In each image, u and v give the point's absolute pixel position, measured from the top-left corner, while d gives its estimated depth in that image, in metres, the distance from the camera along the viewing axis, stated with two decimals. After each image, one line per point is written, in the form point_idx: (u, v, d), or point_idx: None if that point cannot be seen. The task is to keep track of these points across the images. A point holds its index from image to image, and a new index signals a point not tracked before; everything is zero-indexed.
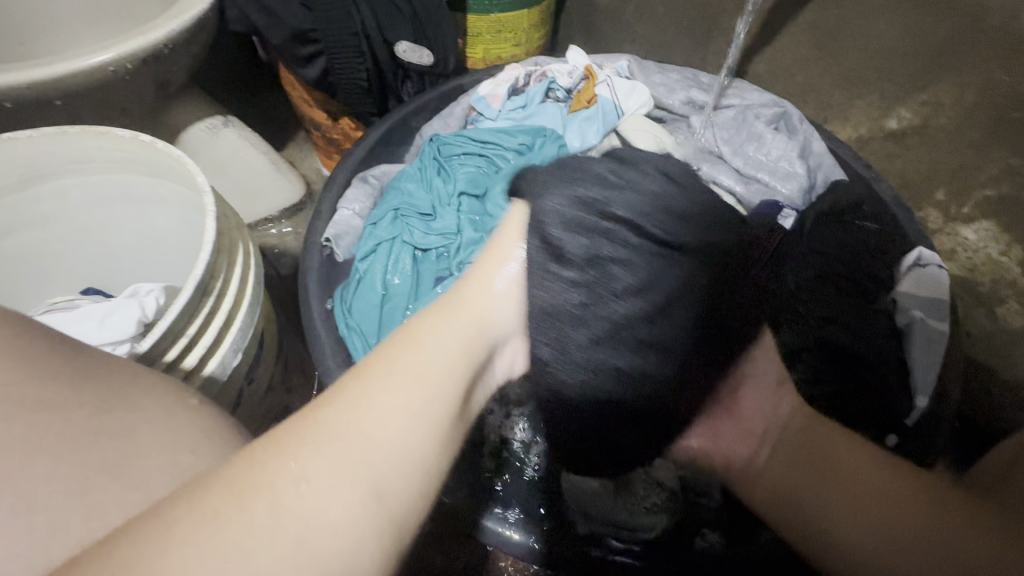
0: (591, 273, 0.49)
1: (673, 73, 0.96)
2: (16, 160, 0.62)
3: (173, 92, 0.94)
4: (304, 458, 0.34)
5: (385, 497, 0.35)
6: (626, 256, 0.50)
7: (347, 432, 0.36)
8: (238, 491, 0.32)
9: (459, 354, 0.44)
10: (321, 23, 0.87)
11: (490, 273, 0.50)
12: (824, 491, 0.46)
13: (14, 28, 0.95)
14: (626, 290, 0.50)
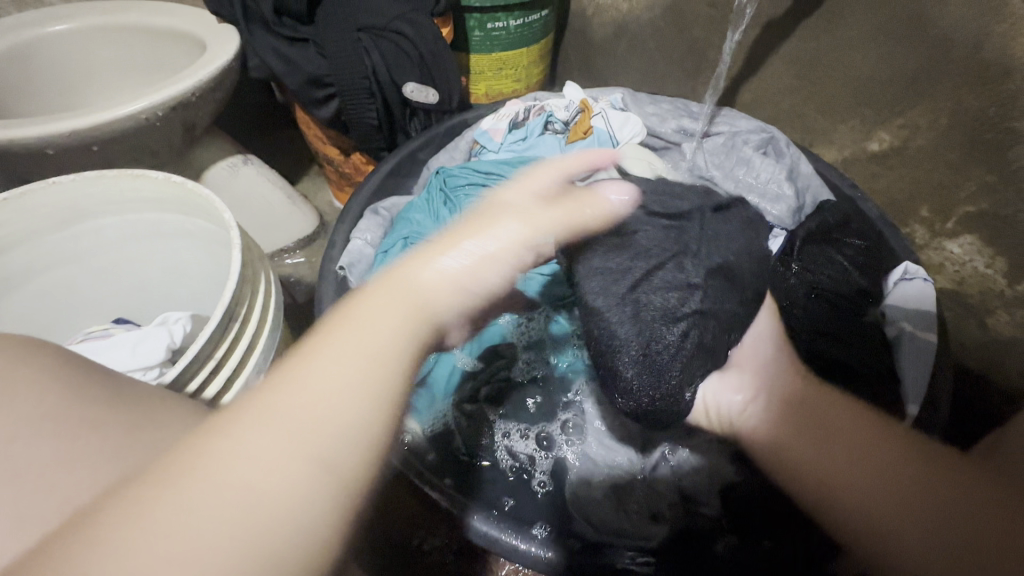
0: (627, 300, 0.62)
1: (665, 104, 1.02)
2: (60, 201, 0.68)
3: (198, 134, 1.01)
4: (239, 431, 0.29)
5: (337, 469, 0.29)
6: (649, 280, 0.64)
7: (280, 404, 0.30)
8: (168, 473, 0.27)
9: (413, 315, 0.38)
10: (335, 68, 0.94)
11: (452, 248, 0.44)
12: (831, 459, 0.49)
13: (56, 81, 1.04)
14: (657, 304, 0.62)
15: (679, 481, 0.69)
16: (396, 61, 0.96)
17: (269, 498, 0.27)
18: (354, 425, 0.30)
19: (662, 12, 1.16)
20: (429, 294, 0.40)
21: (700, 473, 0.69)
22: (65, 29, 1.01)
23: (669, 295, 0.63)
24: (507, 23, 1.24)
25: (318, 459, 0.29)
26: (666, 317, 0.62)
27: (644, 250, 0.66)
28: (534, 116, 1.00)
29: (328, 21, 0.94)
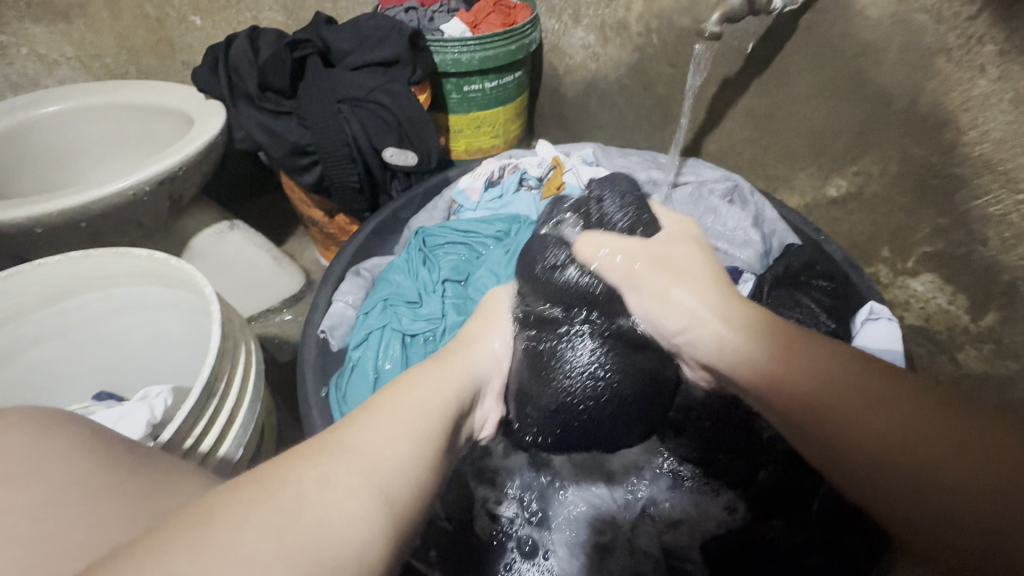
0: (535, 364, 0.64)
1: (633, 156, 1.07)
2: (45, 282, 0.70)
3: (185, 204, 1.04)
4: (324, 468, 0.37)
5: (394, 504, 0.38)
6: (553, 342, 0.65)
7: (352, 446, 0.40)
8: (269, 488, 0.35)
9: (441, 397, 0.50)
10: (317, 138, 0.99)
11: (461, 350, 0.60)
12: (861, 434, 0.45)
13: (48, 159, 1.08)
14: (561, 359, 0.64)
15: (660, 537, 0.70)
16: (376, 129, 1.01)
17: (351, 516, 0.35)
18: (406, 465, 0.41)
19: (627, 71, 1.23)
20: (447, 383, 0.53)
21: (680, 526, 0.70)
22: (59, 110, 1.06)
23: (581, 351, 0.65)
24: (483, 85, 1.30)
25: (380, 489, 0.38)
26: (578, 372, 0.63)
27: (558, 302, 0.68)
28: (508, 173, 1.04)
29: (310, 94, 1.00)
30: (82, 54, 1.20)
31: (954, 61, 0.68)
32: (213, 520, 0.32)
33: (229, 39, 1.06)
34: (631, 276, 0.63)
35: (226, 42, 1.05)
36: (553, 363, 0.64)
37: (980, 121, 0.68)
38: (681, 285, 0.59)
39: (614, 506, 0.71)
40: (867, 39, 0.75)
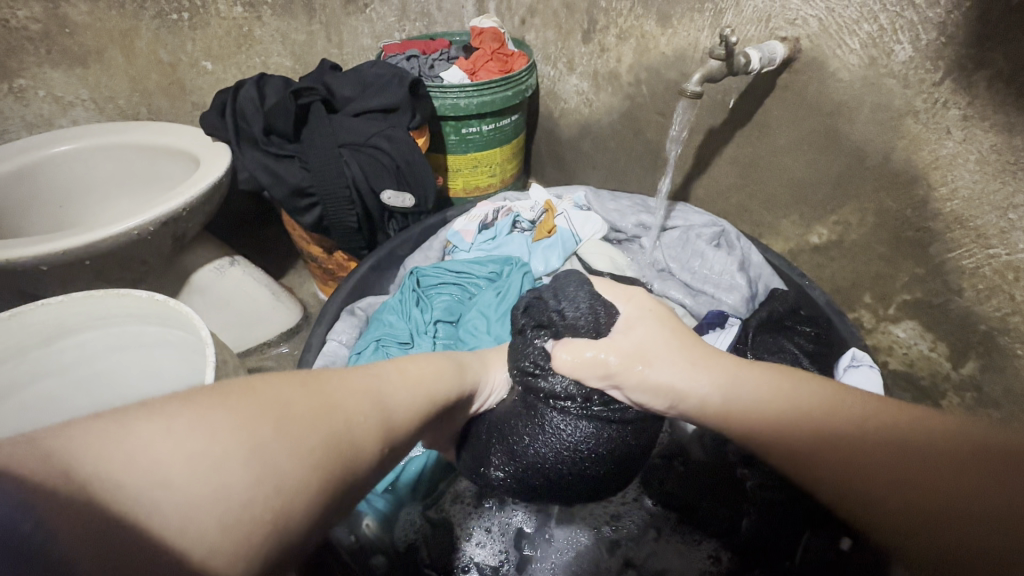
0: (503, 437, 0.66)
1: (624, 200, 1.09)
2: (48, 321, 0.72)
3: (188, 241, 1.07)
4: (356, 395, 0.43)
5: (390, 442, 0.44)
6: (526, 419, 0.65)
7: (379, 395, 0.45)
8: (321, 385, 0.41)
9: (455, 379, 0.56)
10: (318, 181, 1.02)
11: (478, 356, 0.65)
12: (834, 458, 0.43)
13: (57, 194, 1.12)
14: (531, 438, 0.64)
15: None
16: (375, 173, 1.04)
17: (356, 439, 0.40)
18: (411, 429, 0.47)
19: (619, 117, 1.28)
20: (458, 373, 0.58)
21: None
22: (70, 149, 1.10)
23: (551, 431, 0.64)
24: (481, 128, 1.35)
25: (383, 431, 0.43)
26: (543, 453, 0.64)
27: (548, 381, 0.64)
28: (502, 216, 1.07)
29: (313, 139, 1.04)
30: (96, 96, 1.25)
31: (922, 123, 0.72)
32: (252, 406, 0.36)
33: (237, 85, 1.11)
34: (605, 367, 0.59)
35: (233, 88, 1.10)
36: (535, 427, 0.64)
37: (951, 179, 0.71)
38: (649, 366, 0.56)
39: (599, 554, 0.71)
40: (840, 99, 0.79)
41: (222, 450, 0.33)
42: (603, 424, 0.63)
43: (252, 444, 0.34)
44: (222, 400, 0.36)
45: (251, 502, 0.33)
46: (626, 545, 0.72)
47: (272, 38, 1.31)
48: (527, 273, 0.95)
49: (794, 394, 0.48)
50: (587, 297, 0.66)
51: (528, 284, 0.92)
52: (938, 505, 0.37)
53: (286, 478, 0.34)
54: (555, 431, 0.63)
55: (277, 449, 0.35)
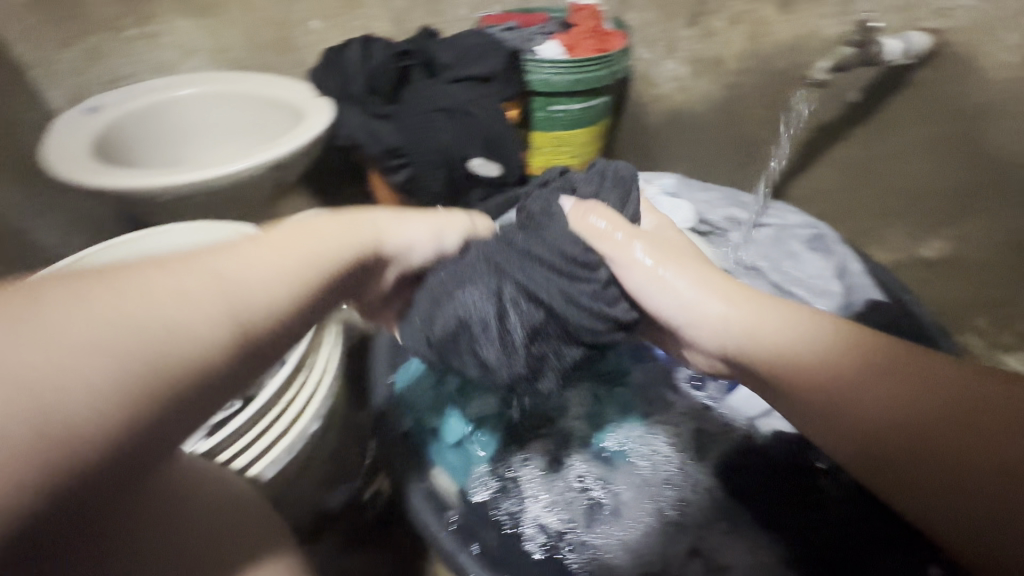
0: (448, 333, 0.56)
1: (715, 192, 1.06)
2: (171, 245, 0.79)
3: (284, 189, 1.13)
4: (186, 275, 0.36)
5: (244, 320, 0.36)
6: (472, 306, 0.54)
7: (232, 267, 0.38)
8: (134, 277, 0.34)
9: (331, 244, 0.46)
10: (412, 143, 1.06)
11: (412, 222, 0.56)
12: (870, 429, 0.48)
13: (174, 135, 1.20)
14: (484, 330, 0.54)
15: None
16: (467, 141, 1.06)
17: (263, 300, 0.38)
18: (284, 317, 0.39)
19: None
20: (325, 232, 0.47)
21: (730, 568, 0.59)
22: (190, 94, 1.18)
23: (510, 322, 0.54)
24: (569, 107, 1.33)
25: (242, 322, 0.36)
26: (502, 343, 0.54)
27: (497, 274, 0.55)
28: None
29: (411, 102, 1.07)
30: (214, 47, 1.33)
31: None
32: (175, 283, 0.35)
33: (343, 45, 1.15)
34: (625, 253, 0.59)
35: (340, 47, 1.15)
36: (500, 321, 0.54)
37: None
38: (674, 265, 0.59)
39: (661, 533, 0.62)
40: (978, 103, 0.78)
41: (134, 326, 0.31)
42: (553, 322, 0.56)
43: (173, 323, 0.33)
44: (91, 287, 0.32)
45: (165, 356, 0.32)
46: (694, 529, 0.62)
47: (377, 4, 1.34)
48: None
49: (818, 364, 0.51)
50: (617, 192, 0.66)
51: None
52: (974, 468, 0.44)
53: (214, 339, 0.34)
54: (512, 322, 0.54)
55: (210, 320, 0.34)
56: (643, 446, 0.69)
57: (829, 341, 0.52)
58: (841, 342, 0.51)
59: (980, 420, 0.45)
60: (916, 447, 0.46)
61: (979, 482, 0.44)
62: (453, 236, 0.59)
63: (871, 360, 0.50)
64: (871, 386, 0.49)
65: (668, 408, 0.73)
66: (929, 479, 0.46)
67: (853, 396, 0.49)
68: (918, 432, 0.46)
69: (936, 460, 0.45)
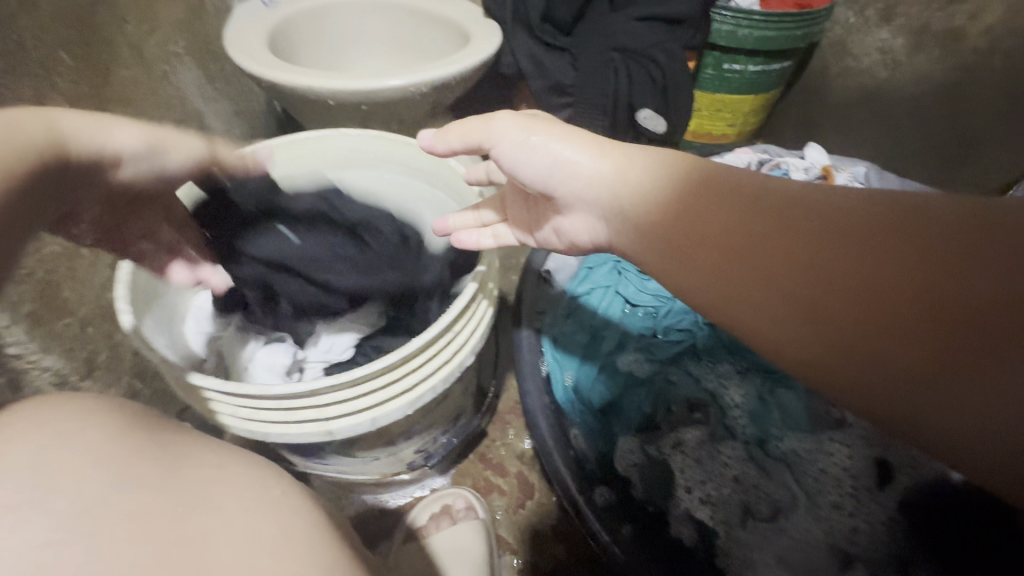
0: (269, 288, 0.61)
1: (917, 191, 0.91)
2: (343, 149, 0.77)
3: (437, 111, 1.10)
4: None
5: None
6: (288, 245, 0.59)
7: None
8: None
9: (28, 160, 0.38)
10: (581, 81, 0.98)
11: (115, 130, 0.46)
12: (736, 295, 0.39)
13: (336, 40, 1.19)
14: (278, 265, 0.60)
15: None
16: (641, 88, 0.97)
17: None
18: None
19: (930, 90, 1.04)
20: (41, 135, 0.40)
21: None
22: None
23: (273, 266, 0.60)
24: (745, 68, 1.18)
25: None
26: (279, 284, 0.61)
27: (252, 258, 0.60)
28: (766, 169, 0.93)
29: (588, 37, 0.99)
30: None
31: None
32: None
33: None
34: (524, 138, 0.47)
35: None
36: (253, 279, 0.61)
37: None
38: (560, 133, 0.47)
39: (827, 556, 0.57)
40: None
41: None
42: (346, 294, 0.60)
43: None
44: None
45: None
46: (867, 563, 0.56)
47: None
48: None
49: (724, 222, 0.40)
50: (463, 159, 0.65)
51: None
52: (912, 346, 0.32)
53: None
54: (292, 286, 0.60)
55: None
56: (816, 467, 0.62)
57: (659, 180, 0.44)
58: (740, 200, 0.40)
59: (897, 284, 0.33)
60: (843, 310, 0.34)
61: (959, 376, 0.31)
62: (177, 156, 0.51)
63: (750, 201, 0.40)
64: (716, 210, 0.41)
65: (843, 427, 0.63)
66: (864, 364, 0.34)
67: (734, 253, 0.39)
68: (801, 282, 0.36)
69: (917, 334, 0.32)
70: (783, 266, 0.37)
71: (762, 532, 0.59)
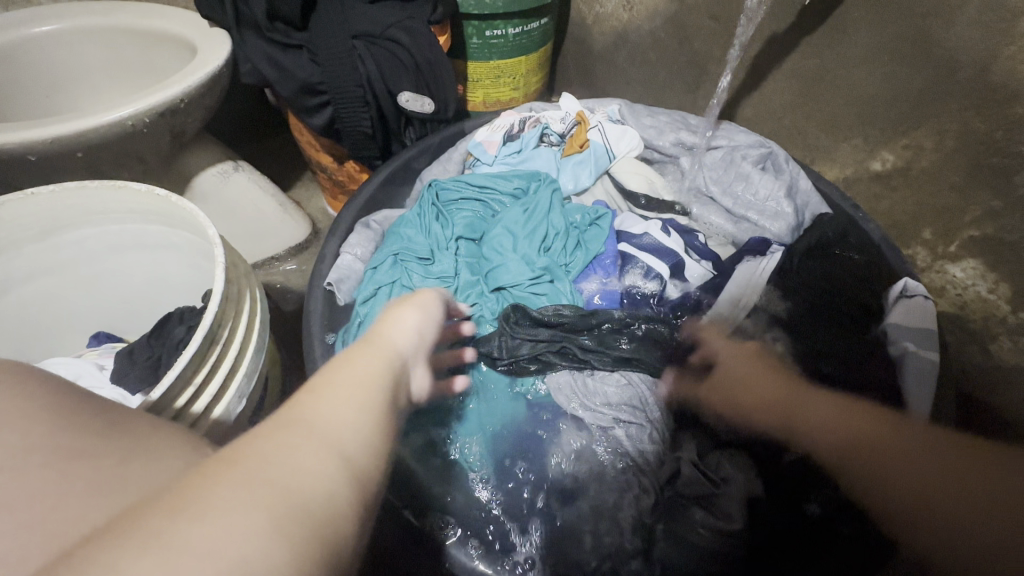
0: (150, 367, 0.66)
1: (662, 116, 0.99)
2: (40, 213, 0.66)
3: (187, 140, 0.97)
4: (245, 464, 0.26)
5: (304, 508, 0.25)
6: (160, 335, 0.68)
7: (263, 465, 0.26)
8: (225, 459, 0.26)
9: (316, 468, 0.28)
10: (328, 76, 0.91)
11: (396, 332, 0.43)
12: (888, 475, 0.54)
13: (43, 83, 1.01)
14: (154, 355, 0.66)
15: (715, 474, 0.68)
16: (391, 70, 0.92)
17: (358, 424, 0.32)
18: (337, 512, 0.27)
19: (662, 23, 1.12)
20: (325, 460, 0.28)
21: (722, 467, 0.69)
22: (52, 30, 0.97)
23: (148, 342, 0.68)
24: (506, 31, 1.19)
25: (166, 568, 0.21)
26: (160, 349, 0.67)
27: (135, 364, 0.66)
28: (529, 127, 1.01)
29: (323, 26, 0.91)
30: None
31: None
32: (288, 443, 0.28)
33: None
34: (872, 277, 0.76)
35: None
36: (145, 370, 0.65)
37: None
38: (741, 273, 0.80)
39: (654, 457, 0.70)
40: None
41: (224, 505, 0.24)
42: (194, 311, 0.69)
43: (324, 432, 0.30)
44: (213, 462, 0.26)
45: (318, 513, 0.26)
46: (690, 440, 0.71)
47: None
48: (556, 190, 0.90)
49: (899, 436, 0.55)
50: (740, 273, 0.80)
51: (557, 202, 0.88)
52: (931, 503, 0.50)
53: (343, 491, 0.28)
54: (168, 339, 0.67)
55: (337, 467, 0.28)
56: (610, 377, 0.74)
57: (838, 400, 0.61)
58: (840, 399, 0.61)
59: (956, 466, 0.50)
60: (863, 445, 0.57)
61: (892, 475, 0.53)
62: (425, 321, 0.47)
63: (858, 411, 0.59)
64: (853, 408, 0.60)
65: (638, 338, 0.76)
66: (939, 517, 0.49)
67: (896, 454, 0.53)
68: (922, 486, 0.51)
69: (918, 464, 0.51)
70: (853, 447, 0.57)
71: (594, 436, 0.71)
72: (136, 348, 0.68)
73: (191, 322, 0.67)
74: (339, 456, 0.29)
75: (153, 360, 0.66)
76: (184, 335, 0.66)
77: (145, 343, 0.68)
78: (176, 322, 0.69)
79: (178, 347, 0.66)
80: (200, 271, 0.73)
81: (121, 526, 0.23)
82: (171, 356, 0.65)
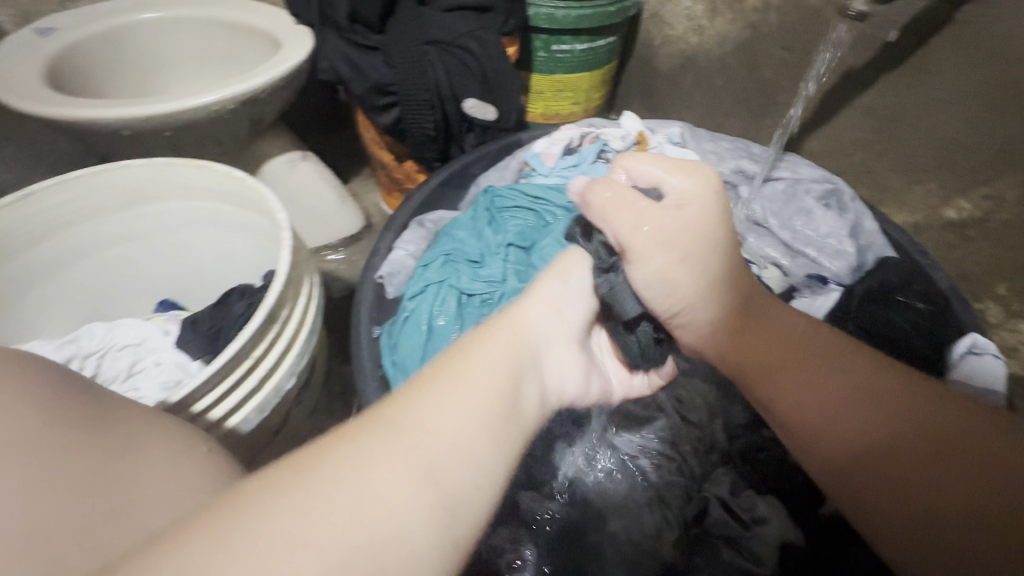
0: (211, 336, 0.70)
1: (725, 142, 0.98)
2: (130, 184, 0.72)
3: (263, 128, 1.03)
4: (342, 470, 0.31)
5: (381, 531, 0.29)
6: (222, 306, 0.72)
7: (343, 477, 0.31)
8: (300, 469, 0.31)
9: (399, 482, 0.32)
10: (401, 78, 0.94)
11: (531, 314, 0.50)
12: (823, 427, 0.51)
13: (139, 65, 1.09)
14: (216, 325, 0.70)
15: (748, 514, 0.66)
16: (460, 77, 0.96)
17: (446, 434, 0.36)
18: (407, 531, 0.30)
19: (732, 49, 1.11)
20: (407, 483, 0.32)
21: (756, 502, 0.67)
22: (154, 18, 1.06)
23: (213, 312, 0.72)
24: (573, 46, 1.21)
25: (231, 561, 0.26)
26: (223, 319, 0.71)
27: (197, 331, 0.70)
28: (588, 142, 1.01)
29: (400, 31, 0.94)
30: None
31: None
32: (371, 449, 0.33)
33: None
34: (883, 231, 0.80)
35: None
36: (206, 339, 0.69)
37: None
38: None
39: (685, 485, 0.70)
40: None
41: (298, 524, 0.28)
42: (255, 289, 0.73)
43: (410, 448, 0.34)
44: (289, 471, 0.31)
45: (394, 536, 0.30)
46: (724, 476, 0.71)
47: None
48: None
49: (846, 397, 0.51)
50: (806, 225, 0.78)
51: None
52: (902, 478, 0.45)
53: (420, 516, 0.31)
54: (229, 312, 0.71)
55: (421, 485, 0.32)
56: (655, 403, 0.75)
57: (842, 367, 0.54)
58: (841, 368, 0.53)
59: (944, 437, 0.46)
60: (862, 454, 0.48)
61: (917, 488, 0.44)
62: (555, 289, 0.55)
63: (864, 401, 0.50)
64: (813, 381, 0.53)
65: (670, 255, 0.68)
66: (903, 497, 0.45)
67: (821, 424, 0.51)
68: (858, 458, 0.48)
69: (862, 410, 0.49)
70: (899, 457, 0.46)
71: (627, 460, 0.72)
72: (201, 314, 0.72)
73: (250, 300, 0.71)
74: (426, 473, 0.33)
75: (214, 330, 0.70)
76: (244, 311, 0.70)
77: (209, 311, 0.72)
78: (238, 297, 0.73)
79: (238, 322, 0.69)
80: (264, 251, 0.77)
81: (218, 514, 0.28)
82: (231, 329, 0.69)
